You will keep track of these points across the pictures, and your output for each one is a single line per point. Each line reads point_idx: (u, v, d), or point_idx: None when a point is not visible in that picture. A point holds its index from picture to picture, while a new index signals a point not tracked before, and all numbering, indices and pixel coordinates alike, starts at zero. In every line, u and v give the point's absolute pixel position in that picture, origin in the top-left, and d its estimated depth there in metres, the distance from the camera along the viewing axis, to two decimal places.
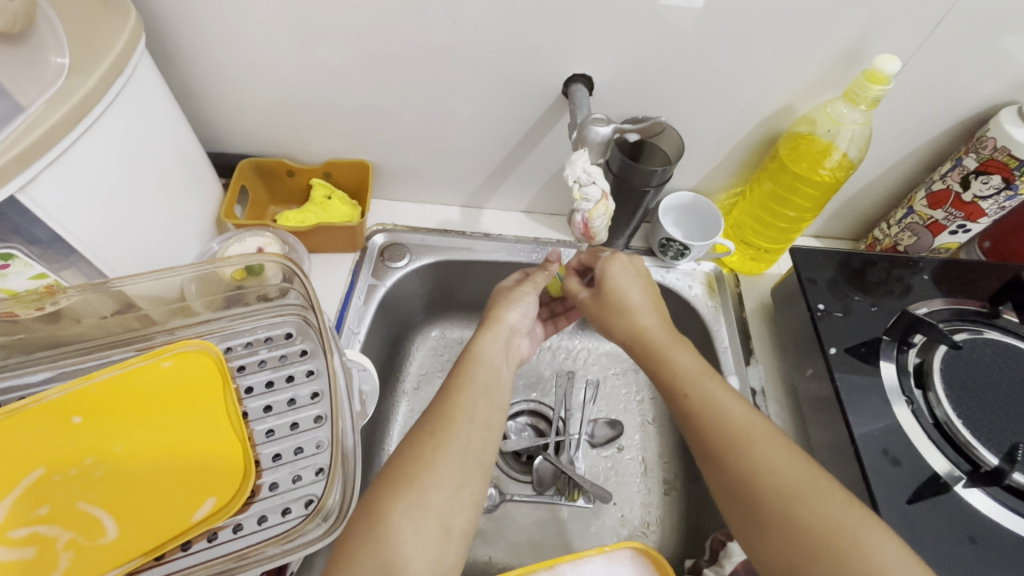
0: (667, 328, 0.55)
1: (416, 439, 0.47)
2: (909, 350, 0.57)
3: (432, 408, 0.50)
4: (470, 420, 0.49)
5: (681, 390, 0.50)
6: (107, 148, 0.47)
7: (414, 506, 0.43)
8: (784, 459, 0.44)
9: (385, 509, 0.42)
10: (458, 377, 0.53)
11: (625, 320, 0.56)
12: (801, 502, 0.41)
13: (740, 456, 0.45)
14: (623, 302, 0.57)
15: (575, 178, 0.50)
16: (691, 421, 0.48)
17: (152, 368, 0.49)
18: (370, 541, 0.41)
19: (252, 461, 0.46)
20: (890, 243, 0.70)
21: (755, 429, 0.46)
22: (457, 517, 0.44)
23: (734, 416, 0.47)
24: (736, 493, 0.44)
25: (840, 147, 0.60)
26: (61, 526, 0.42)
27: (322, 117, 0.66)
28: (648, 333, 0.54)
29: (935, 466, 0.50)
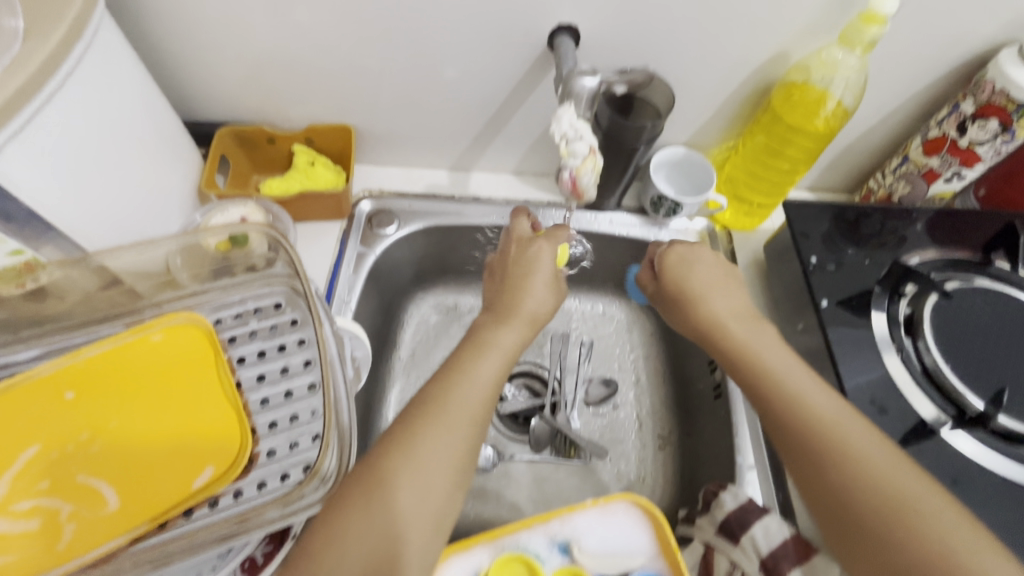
0: (744, 314, 0.54)
1: (414, 418, 0.46)
2: (900, 300, 0.57)
3: (431, 383, 0.49)
4: (472, 410, 0.47)
5: (789, 400, 0.47)
6: (71, 116, 0.45)
7: (409, 488, 0.42)
8: (890, 468, 0.42)
9: (377, 489, 0.42)
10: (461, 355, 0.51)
11: (699, 309, 0.55)
12: (921, 518, 0.39)
13: (846, 454, 0.43)
14: (690, 291, 0.56)
15: (561, 133, 0.47)
16: (789, 416, 0.46)
17: (142, 343, 0.49)
18: (354, 517, 0.40)
19: (248, 428, 0.47)
20: (884, 193, 0.68)
21: (855, 424, 0.45)
22: (447, 511, 0.44)
23: (829, 403, 0.46)
24: (838, 507, 0.42)
25: (835, 94, 0.58)
26: (62, 499, 0.42)
27: (300, 80, 0.63)
28: (724, 325, 0.53)
29: (922, 413, 0.51)
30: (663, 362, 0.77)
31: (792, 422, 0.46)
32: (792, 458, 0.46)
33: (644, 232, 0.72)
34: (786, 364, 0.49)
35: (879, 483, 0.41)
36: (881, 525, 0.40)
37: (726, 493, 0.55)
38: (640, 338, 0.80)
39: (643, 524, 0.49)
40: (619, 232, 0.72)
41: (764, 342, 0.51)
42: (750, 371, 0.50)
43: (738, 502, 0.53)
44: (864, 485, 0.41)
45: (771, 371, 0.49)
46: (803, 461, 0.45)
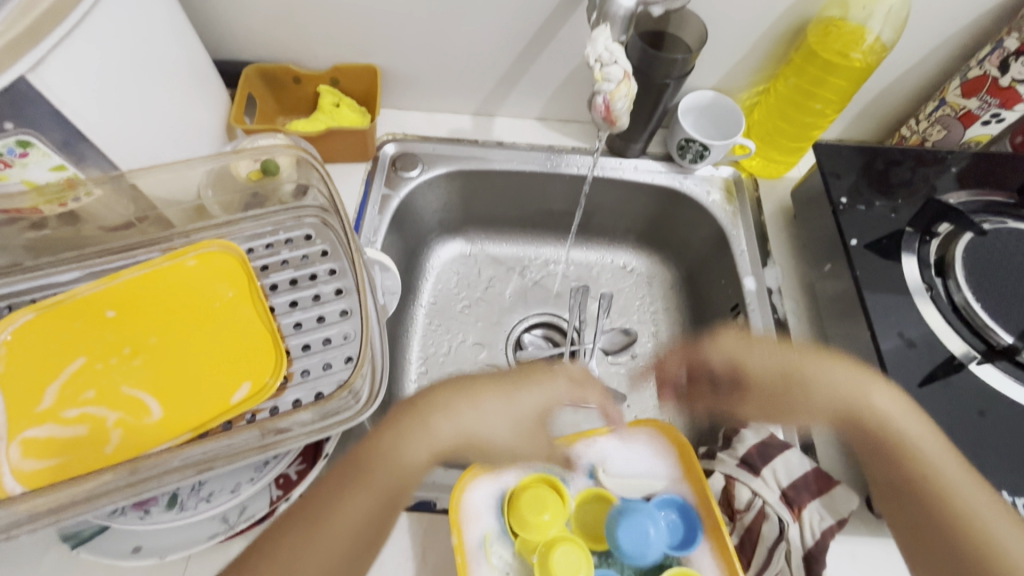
0: (901, 398, 0.48)
1: (321, 500, 0.39)
2: (931, 242, 0.57)
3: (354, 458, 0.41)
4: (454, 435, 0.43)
5: (918, 475, 0.45)
6: (109, 35, 0.46)
7: (349, 512, 0.39)
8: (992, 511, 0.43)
9: (322, 508, 0.39)
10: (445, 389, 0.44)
11: (817, 402, 0.52)
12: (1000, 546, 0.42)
13: (967, 521, 0.43)
14: (766, 382, 0.56)
15: (596, 57, 0.47)
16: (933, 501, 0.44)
17: (178, 268, 0.50)
18: (297, 534, 0.38)
19: (283, 349, 0.48)
20: (918, 140, 0.67)
21: (966, 473, 0.45)
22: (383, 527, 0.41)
23: (946, 461, 0.45)
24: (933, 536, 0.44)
25: (874, 28, 0.58)
26: (107, 408, 0.44)
27: (326, 16, 0.63)
28: (867, 416, 0.49)
29: (951, 348, 0.51)
30: (683, 311, 0.77)
31: (845, 417, 0.50)
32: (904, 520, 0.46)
33: (668, 178, 0.72)
34: (840, 374, 0.51)
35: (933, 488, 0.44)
36: (940, 535, 0.44)
37: (749, 430, 0.55)
38: (660, 290, 0.80)
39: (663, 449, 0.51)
40: (645, 178, 0.72)
41: (904, 409, 0.47)
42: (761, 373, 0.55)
43: (760, 438, 0.54)
44: (934, 498, 0.44)
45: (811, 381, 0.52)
46: (886, 484, 0.48)
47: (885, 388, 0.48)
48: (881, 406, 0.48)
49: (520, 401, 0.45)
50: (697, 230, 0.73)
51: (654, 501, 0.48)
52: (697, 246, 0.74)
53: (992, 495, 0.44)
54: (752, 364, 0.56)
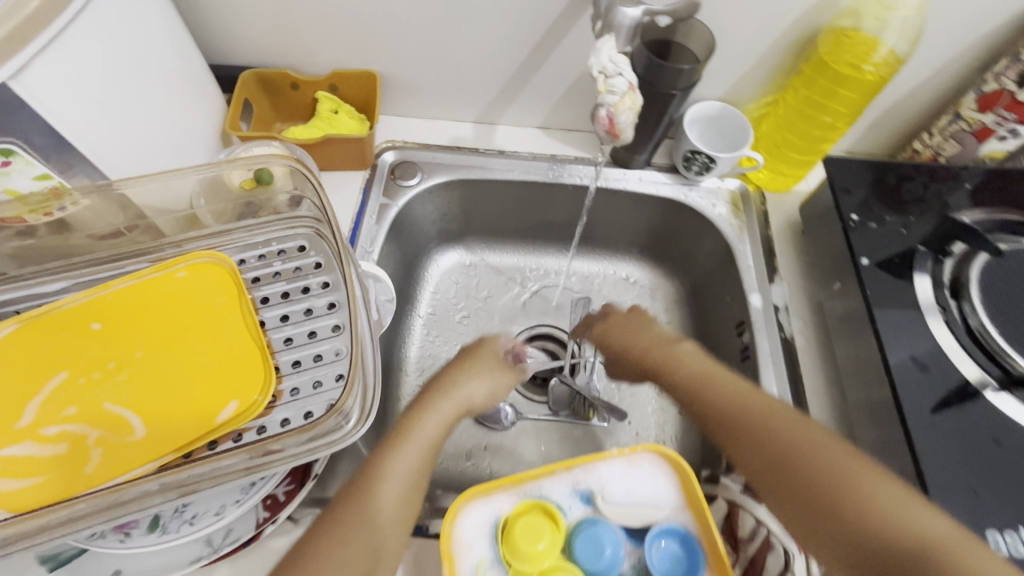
0: (707, 360, 0.53)
1: (333, 526, 0.40)
2: (945, 261, 0.55)
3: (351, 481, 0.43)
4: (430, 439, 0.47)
5: (756, 431, 0.45)
6: (98, 40, 0.45)
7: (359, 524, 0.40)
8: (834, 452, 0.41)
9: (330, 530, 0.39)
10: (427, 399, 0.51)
11: (641, 353, 0.57)
12: (855, 485, 0.39)
13: (813, 464, 0.41)
14: (623, 344, 0.60)
15: (600, 68, 0.45)
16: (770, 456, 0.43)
17: (168, 279, 0.49)
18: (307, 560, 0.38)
19: (272, 366, 0.46)
20: (930, 154, 0.65)
21: (808, 430, 0.43)
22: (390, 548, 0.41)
23: (805, 435, 0.43)
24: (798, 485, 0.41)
25: (888, 40, 0.56)
26: (88, 426, 0.42)
27: (326, 23, 0.62)
28: (684, 366, 0.53)
29: (966, 374, 0.49)
30: (685, 325, 0.75)
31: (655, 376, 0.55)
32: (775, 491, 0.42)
33: (673, 190, 0.70)
34: (685, 347, 0.55)
35: (861, 491, 0.39)
36: (820, 501, 0.40)
37: None
38: (663, 303, 0.78)
39: (667, 472, 0.48)
40: (649, 190, 0.70)
41: (702, 359, 0.53)
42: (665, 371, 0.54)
43: None
44: (782, 453, 0.43)
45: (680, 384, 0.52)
46: (738, 443, 0.46)
47: (698, 353, 0.54)
48: (698, 366, 0.52)
49: (472, 384, 0.54)
50: (702, 243, 0.72)
51: (655, 531, 0.45)
52: (702, 259, 0.73)
53: (837, 441, 0.42)
54: (677, 364, 0.53)
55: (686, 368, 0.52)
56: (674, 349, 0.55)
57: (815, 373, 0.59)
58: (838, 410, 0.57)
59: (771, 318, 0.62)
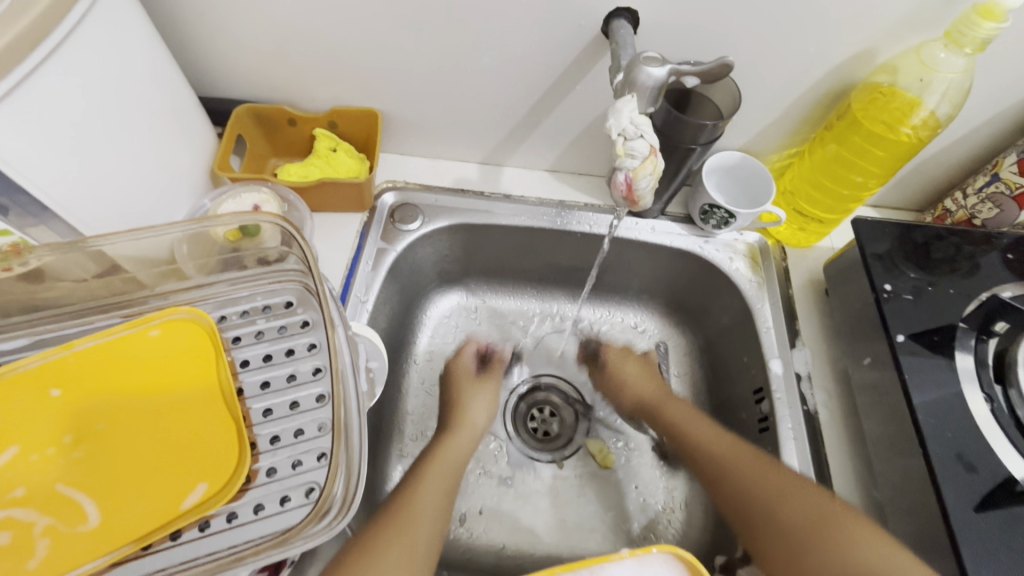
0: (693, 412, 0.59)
1: (365, 544, 0.46)
2: (989, 340, 0.50)
3: (391, 507, 0.50)
4: (446, 475, 0.55)
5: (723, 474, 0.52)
6: (70, 84, 0.41)
7: (400, 542, 0.47)
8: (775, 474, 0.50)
9: (375, 547, 0.46)
10: (445, 415, 0.63)
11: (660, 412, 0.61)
12: (789, 505, 0.47)
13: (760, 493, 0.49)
14: (625, 381, 0.66)
15: (620, 131, 0.42)
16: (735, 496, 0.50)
17: (138, 338, 0.44)
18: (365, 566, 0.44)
19: (247, 441, 0.42)
20: (964, 215, 0.61)
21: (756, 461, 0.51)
22: (419, 543, 0.47)
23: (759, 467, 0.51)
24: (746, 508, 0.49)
25: (930, 102, 0.52)
26: (37, 511, 0.38)
27: (326, 59, 0.58)
28: (685, 425, 0.58)
29: (1013, 471, 0.44)
30: (698, 383, 0.70)
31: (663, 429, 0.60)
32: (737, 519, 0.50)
33: (689, 241, 0.66)
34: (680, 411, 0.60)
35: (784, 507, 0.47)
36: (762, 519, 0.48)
37: None
38: (673, 357, 0.73)
39: None
40: (662, 240, 0.66)
41: (690, 414, 0.59)
42: (699, 458, 0.55)
43: None
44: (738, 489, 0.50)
45: (739, 471, 0.51)
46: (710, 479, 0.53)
47: (682, 405, 0.61)
48: (680, 419, 0.59)
49: (472, 416, 0.62)
50: (717, 298, 0.67)
51: None
52: (717, 314, 0.68)
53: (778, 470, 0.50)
54: (687, 429, 0.58)
55: (688, 433, 0.57)
56: (668, 401, 0.62)
57: (841, 451, 0.54)
58: (866, 494, 0.52)
59: (793, 387, 0.57)
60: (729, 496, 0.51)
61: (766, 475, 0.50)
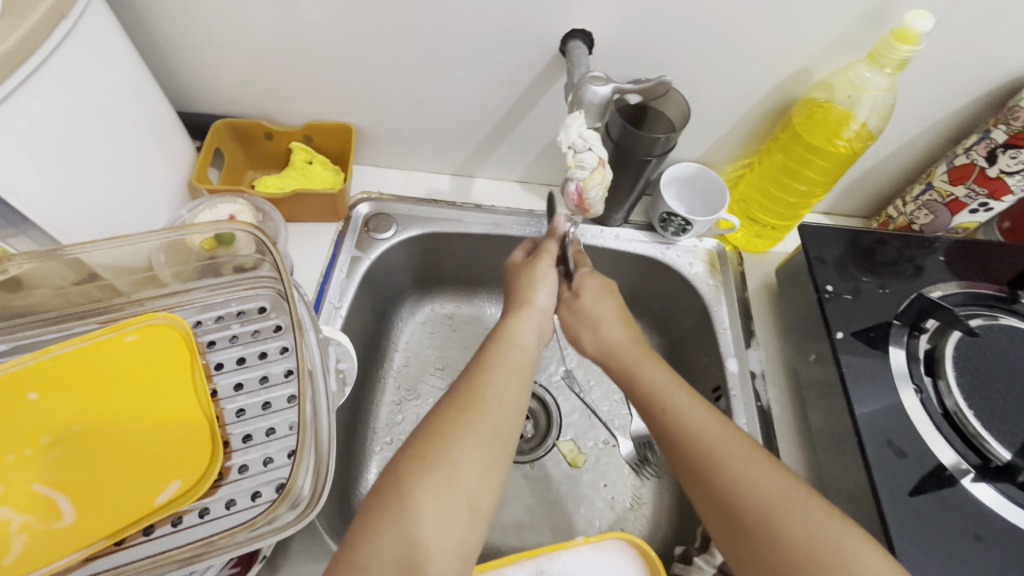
0: (676, 383, 0.52)
1: (439, 421, 0.43)
2: (920, 336, 0.54)
3: (461, 385, 0.47)
4: (501, 401, 0.46)
5: (712, 480, 0.45)
6: (50, 100, 0.43)
7: (442, 484, 0.39)
8: (766, 480, 0.43)
9: (412, 479, 0.39)
10: (489, 356, 0.50)
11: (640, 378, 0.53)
12: (782, 517, 0.41)
13: (751, 502, 0.43)
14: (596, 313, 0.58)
15: (569, 143, 0.46)
16: (722, 501, 0.44)
17: (116, 342, 0.46)
18: (398, 513, 0.38)
19: (220, 440, 0.44)
20: (904, 221, 0.66)
21: (751, 462, 0.44)
22: (484, 498, 0.41)
23: (755, 474, 0.44)
24: (729, 513, 0.43)
25: (860, 115, 0.56)
26: (13, 509, 0.39)
27: (300, 76, 0.61)
28: (663, 394, 0.51)
29: (942, 459, 0.48)
30: None
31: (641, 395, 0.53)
32: (719, 524, 0.44)
33: (650, 248, 0.69)
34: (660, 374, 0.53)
35: (779, 523, 0.41)
36: (750, 531, 0.42)
37: None
38: None
39: (636, 564, 0.47)
40: (626, 247, 0.69)
41: (672, 385, 0.51)
42: (687, 448, 0.47)
43: None
44: (727, 496, 0.44)
45: (728, 465, 0.45)
46: (692, 474, 0.46)
47: (657, 366, 0.53)
48: (671, 405, 0.50)
49: (538, 297, 0.57)
50: (678, 302, 0.70)
51: None
52: (679, 317, 0.71)
53: (775, 478, 0.43)
54: (665, 407, 0.50)
55: (672, 414, 0.49)
56: (646, 366, 0.54)
57: (792, 445, 0.58)
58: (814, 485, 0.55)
59: (747, 385, 0.60)
60: (709, 498, 0.45)
61: (756, 484, 0.43)
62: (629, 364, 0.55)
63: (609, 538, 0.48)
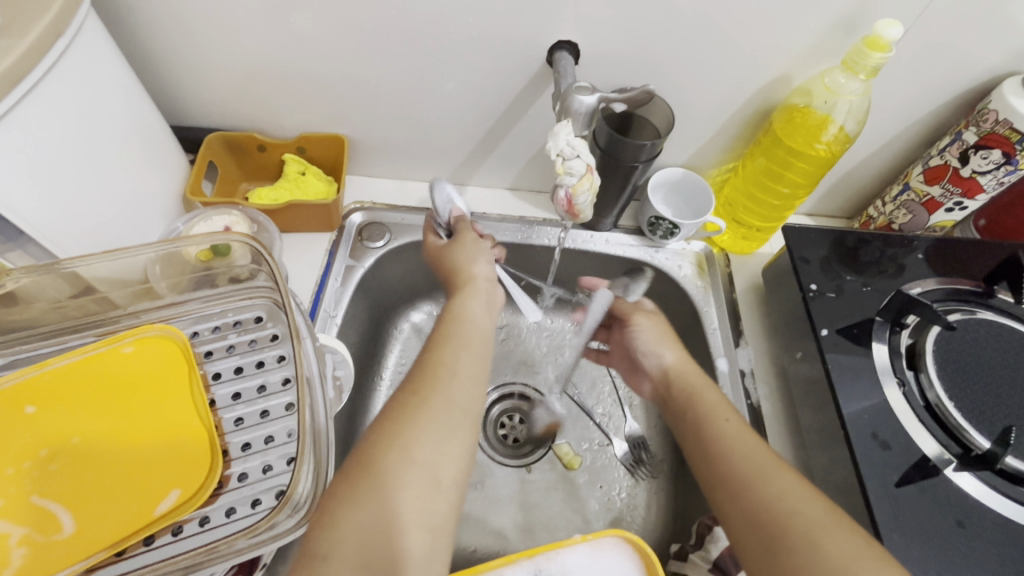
0: (732, 408, 0.51)
1: (395, 404, 0.44)
2: (901, 331, 0.56)
3: (415, 367, 0.47)
4: (453, 373, 0.46)
5: (754, 496, 0.43)
6: (47, 116, 0.44)
7: (399, 461, 0.40)
8: (808, 503, 0.41)
9: (370, 462, 0.40)
10: (440, 335, 0.50)
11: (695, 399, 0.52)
12: (823, 541, 0.39)
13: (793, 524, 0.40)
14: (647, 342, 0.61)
15: (558, 151, 0.47)
16: (759, 518, 0.42)
17: (113, 355, 0.46)
18: (359, 496, 0.38)
19: (219, 448, 0.44)
20: (884, 221, 0.68)
21: (801, 486, 0.42)
22: (447, 469, 0.41)
23: (803, 498, 0.41)
24: (764, 531, 0.41)
25: (838, 119, 0.58)
26: (12, 522, 0.39)
27: (294, 89, 0.62)
28: (715, 415, 0.50)
29: (925, 449, 0.49)
30: None
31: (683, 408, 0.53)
32: (752, 543, 0.41)
33: (640, 252, 0.71)
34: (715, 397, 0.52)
35: (821, 546, 0.38)
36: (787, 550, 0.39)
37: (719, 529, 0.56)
38: None
39: (633, 561, 0.47)
40: (616, 252, 0.71)
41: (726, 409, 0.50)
42: (729, 464, 0.45)
43: None
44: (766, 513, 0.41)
45: (773, 485, 0.42)
46: (729, 487, 0.44)
47: (715, 391, 0.53)
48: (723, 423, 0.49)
49: (477, 268, 0.57)
50: (668, 305, 0.72)
51: None
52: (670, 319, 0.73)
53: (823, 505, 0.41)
54: (714, 426, 0.49)
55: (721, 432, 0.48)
56: (702, 390, 0.53)
57: (782, 441, 0.59)
58: None
59: (737, 383, 0.62)
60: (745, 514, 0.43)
61: (802, 507, 0.41)
62: (692, 388, 0.54)
63: (608, 536, 0.49)
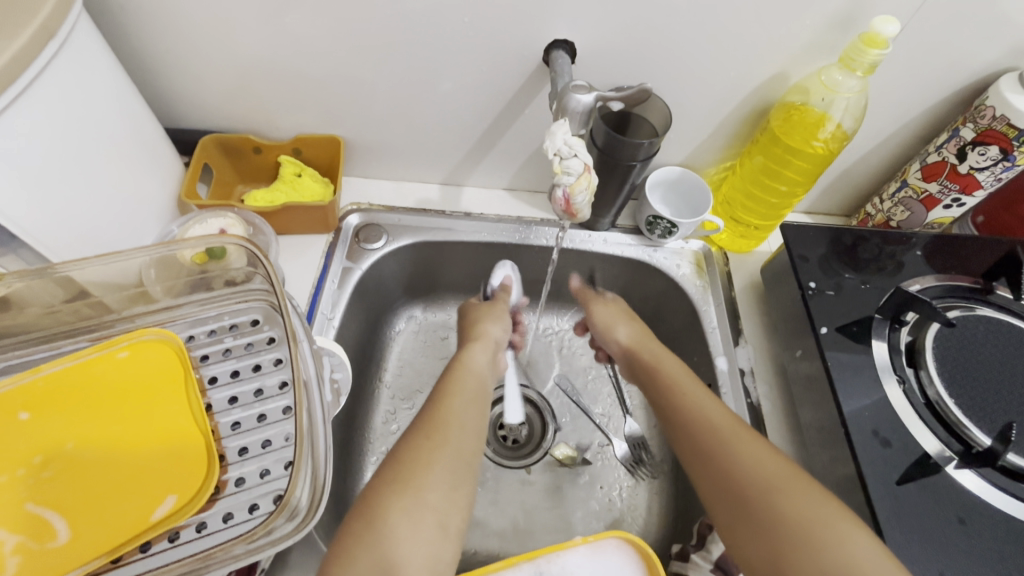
0: (688, 372, 0.55)
1: (405, 448, 0.44)
2: (900, 328, 0.56)
3: (422, 415, 0.48)
4: (462, 425, 0.47)
5: (717, 459, 0.46)
6: (37, 119, 0.43)
7: (410, 506, 0.40)
8: (762, 459, 0.45)
9: (381, 506, 0.40)
10: (448, 385, 0.51)
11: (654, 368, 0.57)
12: (781, 494, 0.42)
13: (752, 481, 0.44)
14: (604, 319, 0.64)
15: (555, 150, 0.47)
16: (722, 478, 0.45)
17: (107, 360, 0.46)
18: (371, 539, 0.38)
19: (216, 453, 0.44)
20: (882, 218, 0.68)
21: (753, 442, 0.46)
22: (453, 516, 0.42)
23: (757, 455, 0.45)
24: (728, 491, 0.45)
25: (835, 117, 0.58)
26: (7, 530, 0.39)
27: (289, 90, 0.61)
28: (677, 383, 0.53)
29: (926, 447, 0.49)
30: None
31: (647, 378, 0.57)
32: (721, 505, 0.45)
33: (638, 251, 0.71)
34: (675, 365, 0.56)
35: (781, 503, 0.42)
36: (750, 508, 0.43)
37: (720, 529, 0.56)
38: None
39: (634, 562, 0.47)
40: (614, 251, 0.71)
41: (685, 375, 0.54)
42: (691, 429, 0.49)
43: None
44: (727, 474, 0.45)
45: (732, 448, 0.46)
46: (695, 453, 0.48)
47: (674, 359, 0.57)
48: (681, 390, 0.53)
49: (491, 329, 0.60)
50: (667, 304, 0.72)
51: None
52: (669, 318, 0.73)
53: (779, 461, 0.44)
54: (676, 394, 0.52)
55: (682, 399, 0.52)
56: (663, 359, 0.57)
57: (783, 439, 0.59)
58: None
59: (737, 382, 0.62)
60: (707, 475, 0.46)
61: (762, 466, 0.44)
62: (652, 358, 0.58)
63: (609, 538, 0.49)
